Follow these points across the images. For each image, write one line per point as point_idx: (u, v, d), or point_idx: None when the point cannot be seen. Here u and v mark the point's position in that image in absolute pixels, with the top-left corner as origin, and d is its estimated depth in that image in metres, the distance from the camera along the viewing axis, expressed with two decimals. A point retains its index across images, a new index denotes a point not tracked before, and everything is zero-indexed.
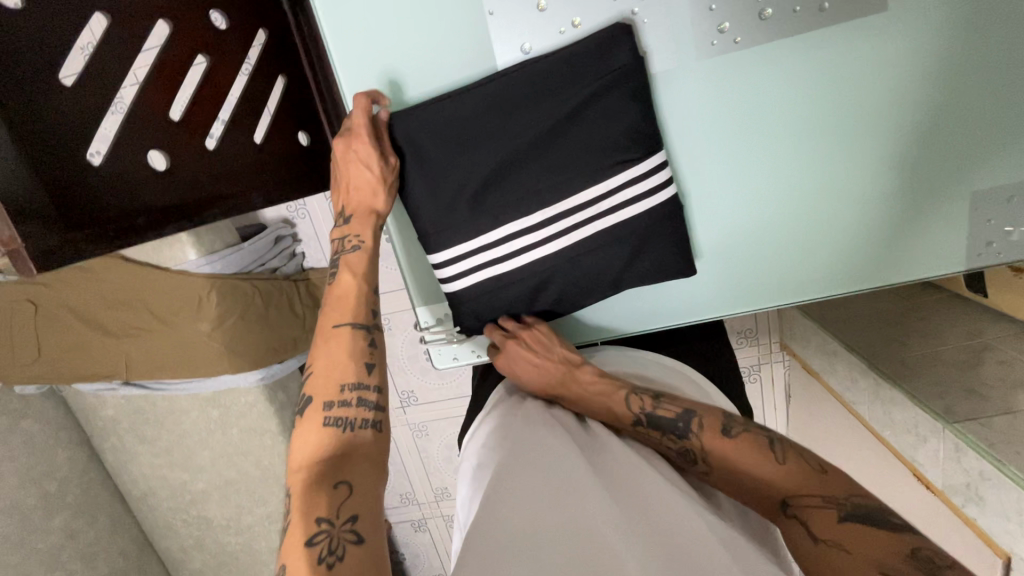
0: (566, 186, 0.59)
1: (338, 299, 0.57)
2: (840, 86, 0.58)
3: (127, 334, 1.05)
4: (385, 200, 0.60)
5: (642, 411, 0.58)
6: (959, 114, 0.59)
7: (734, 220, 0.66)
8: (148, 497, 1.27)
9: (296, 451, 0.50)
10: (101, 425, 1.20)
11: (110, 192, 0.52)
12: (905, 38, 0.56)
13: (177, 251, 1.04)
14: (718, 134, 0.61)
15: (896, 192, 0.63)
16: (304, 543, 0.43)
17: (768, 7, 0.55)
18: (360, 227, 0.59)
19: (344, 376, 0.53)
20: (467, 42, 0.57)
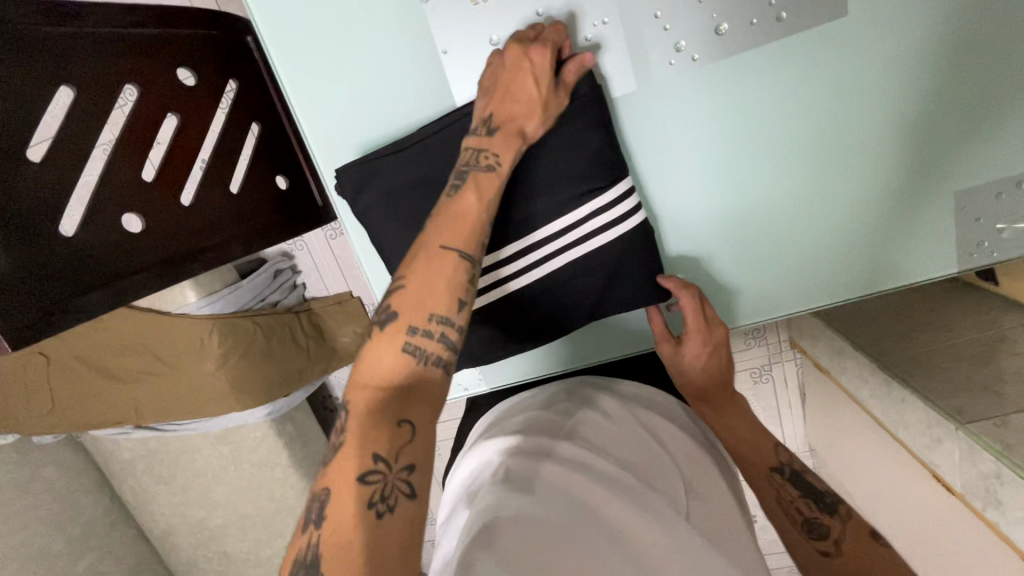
0: (534, 219, 0.58)
1: (454, 219, 0.49)
2: (845, 78, 0.56)
3: (134, 380, 1.06)
4: (536, 126, 0.52)
5: (787, 465, 0.64)
6: (936, 114, 0.57)
7: (738, 224, 0.64)
8: (169, 535, 1.30)
9: (369, 365, 0.45)
10: (119, 467, 1.22)
11: (84, 261, 0.54)
12: (870, 42, 0.54)
13: (177, 294, 1.06)
14: (718, 135, 0.59)
15: (876, 198, 0.61)
16: (357, 475, 0.40)
17: (724, 22, 0.54)
18: (502, 147, 0.51)
19: (434, 305, 0.46)
20: (426, 81, 0.57)
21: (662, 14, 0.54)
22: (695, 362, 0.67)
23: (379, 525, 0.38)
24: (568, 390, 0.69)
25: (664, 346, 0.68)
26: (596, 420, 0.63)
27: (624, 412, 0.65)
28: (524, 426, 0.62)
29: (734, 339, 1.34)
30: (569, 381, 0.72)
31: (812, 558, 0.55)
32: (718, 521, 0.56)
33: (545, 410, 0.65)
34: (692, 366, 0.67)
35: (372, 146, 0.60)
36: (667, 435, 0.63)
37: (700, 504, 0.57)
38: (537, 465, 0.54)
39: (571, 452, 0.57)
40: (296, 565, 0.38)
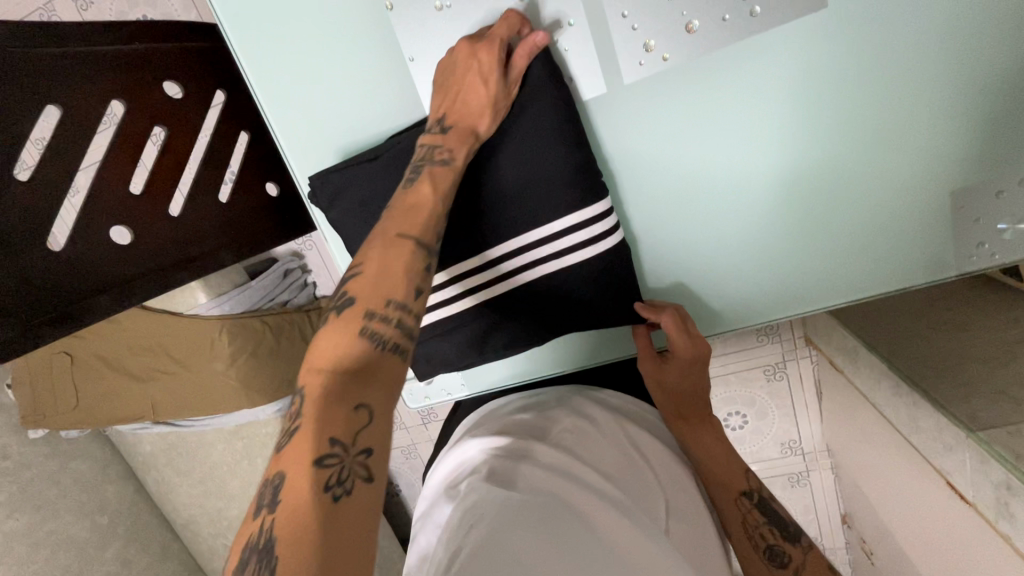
0: (505, 229, 0.59)
1: (410, 210, 0.50)
2: (896, 49, 0.51)
3: (150, 378, 1.11)
4: (489, 121, 0.53)
5: (756, 489, 0.63)
6: (934, 111, 0.53)
7: (767, 208, 0.61)
8: (191, 524, 1.36)
9: (322, 347, 0.43)
10: (142, 460, 1.28)
11: (72, 274, 0.56)
12: (856, 34, 0.51)
13: (188, 296, 1.10)
14: (749, 114, 0.56)
15: (868, 201, 0.59)
16: (313, 459, 0.38)
17: (695, 18, 0.51)
18: (455, 142, 0.52)
19: (391, 290, 0.46)
20: (396, 90, 0.58)
21: (629, 13, 0.52)
22: (679, 383, 0.66)
23: (334, 508, 0.37)
24: (555, 396, 0.69)
25: (647, 365, 0.67)
26: (580, 425, 0.62)
27: (609, 421, 0.64)
28: (504, 429, 0.62)
29: (746, 336, 1.29)
30: (553, 389, 0.71)
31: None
32: (693, 539, 0.55)
33: (529, 415, 0.65)
34: (676, 385, 0.66)
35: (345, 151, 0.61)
36: (650, 449, 0.63)
37: (681, 523, 0.56)
38: (517, 466, 0.54)
39: (548, 455, 0.56)
40: (247, 554, 0.37)
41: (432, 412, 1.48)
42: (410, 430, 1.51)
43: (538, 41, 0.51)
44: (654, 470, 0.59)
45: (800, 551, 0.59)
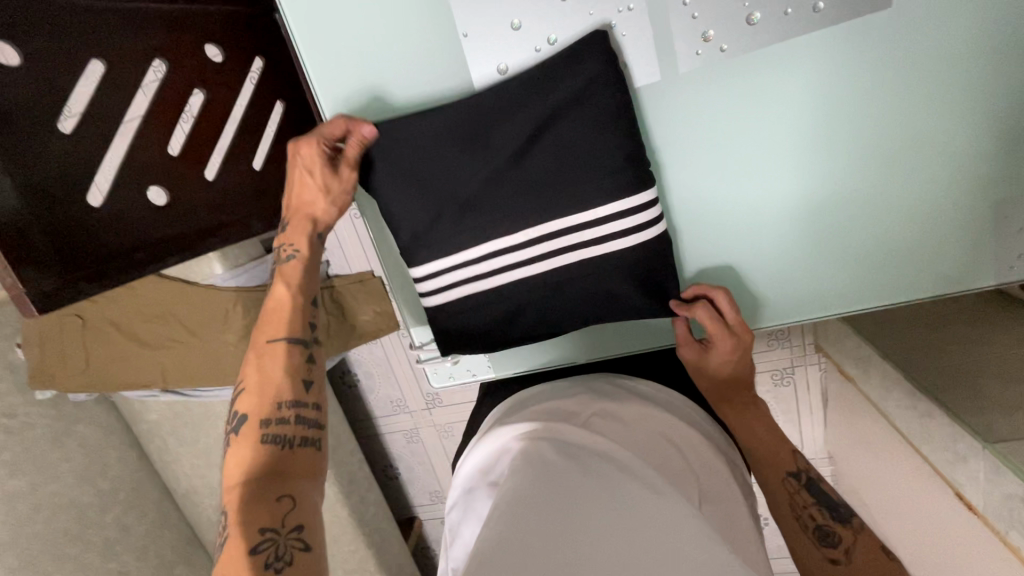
0: (546, 213, 0.59)
1: (274, 315, 0.61)
2: (940, 62, 0.55)
3: (162, 345, 1.12)
4: (323, 208, 0.63)
5: (805, 471, 0.63)
6: (963, 125, 0.57)
7: (804, 209, 0.64)
8: (191, 495, 1.36)
9: (230, 466, 0.53)
10: (147, 428, 1.28)
11: (112, 231, 0.56)
12: (904, 40, 0.54)
13: (204, 266, 1.10)
14: (793, 118, 0.59)
15: (892, 207, 0.62)
16: (247, 549, 0.48)
17: (757, 9, 0.54)
18: (296, 236, 0.64)
19: (281, 395, 0.57)
20: (447, 63, 0.60)
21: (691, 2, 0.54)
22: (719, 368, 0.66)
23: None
24: (578, 383, 0.70)
25: (687, 352, 0.69)
26: (616, 410, 0.64)
27: (638, 409, 0.64)
28: (541, 416, 0.62)
29: (756, 339, 1.30)
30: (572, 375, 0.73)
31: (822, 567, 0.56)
32: (728, 523, 0.55)
33: (563, 399, 0.66)
34: (712, 372, 0.67)
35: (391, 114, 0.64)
36: (686, 439, 0.62)
37: (715, 508, 0.55)
38: (555, 452, 0.57)
39: (583, 442, 0.58)
40: None
41: (437, 397, 1.48)
42: (414, 413, 1.52)
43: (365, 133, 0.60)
44: (686, 457, 0.59)
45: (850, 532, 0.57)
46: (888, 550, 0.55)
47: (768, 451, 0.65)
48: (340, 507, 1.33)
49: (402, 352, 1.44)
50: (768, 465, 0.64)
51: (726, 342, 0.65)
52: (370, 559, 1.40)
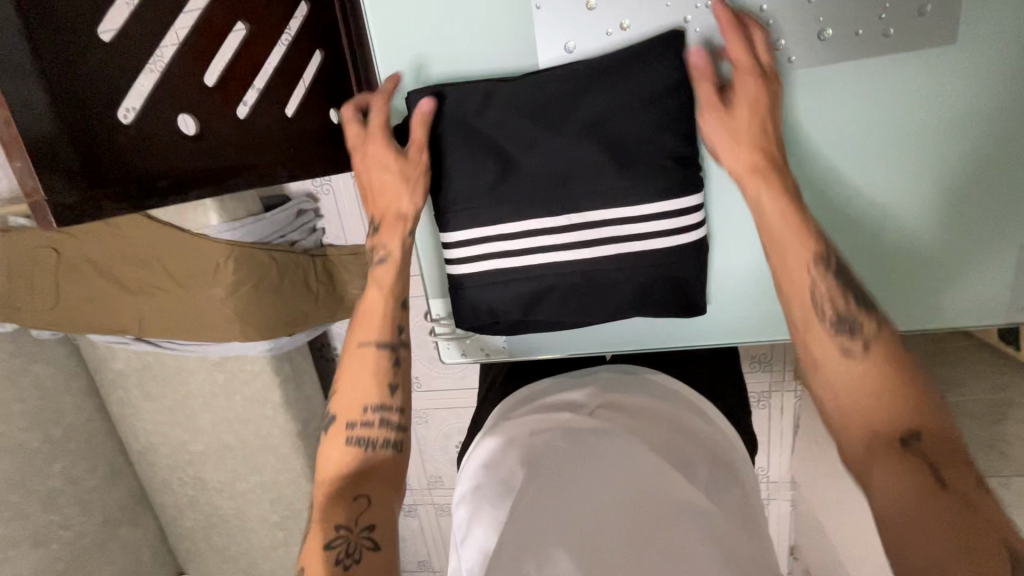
0: (591, 198, 0.59)
1: (364, 320, 0.63)
2: (968, 104, 0.61)
3: (144, 292, 1.06)
4: (406, 198, 0.62)
5: (834, 257, 0.56)
6: (978, 165, 0.64)
7: (835, 226, 0.68)
8: (148, 453, 1.29)
9: (324, 465, 0.59)
10: (110, 377, 1.21)
11: (139, 153, 0.54)
12: (942, 79, 0.61)
13: (199, 214, 1.05)
14: (837, 134, 0.64)
15: (912, 234, 0.67)
16: (323, 544, 0.53)
17: (828, 27, 0.60)
18: (389, 235, 0.64)
19: (367, 400, 0.61)
20: (513, 32, 0.61)
21: (767, 10, 0.60)
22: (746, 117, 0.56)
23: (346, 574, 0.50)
24: (592, 375, 0.70)
25: (710, 115, 0.57)
26: (626, 399, 0.64)
27: (653, 403, 0.64)
28: (541, 411, 0.63)
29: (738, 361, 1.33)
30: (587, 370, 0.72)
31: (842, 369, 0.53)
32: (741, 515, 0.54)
33: (570, 390, 0.67)
34: (738, 113, 0.56)
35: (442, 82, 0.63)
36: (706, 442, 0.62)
37: (727, 490, 0.56)
38: (564, 441, 0.58)
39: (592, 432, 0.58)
40: None
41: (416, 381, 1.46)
42: None
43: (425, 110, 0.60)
44: (700, 449, 0.59)
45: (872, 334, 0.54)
46: (902, 339, 0.54)
47: (793, 246, 0.56)
48: (305, 482, 1.28)
49: None
50: (795, 264, 0.56)
51: (756, 94, 0.56)
52: None
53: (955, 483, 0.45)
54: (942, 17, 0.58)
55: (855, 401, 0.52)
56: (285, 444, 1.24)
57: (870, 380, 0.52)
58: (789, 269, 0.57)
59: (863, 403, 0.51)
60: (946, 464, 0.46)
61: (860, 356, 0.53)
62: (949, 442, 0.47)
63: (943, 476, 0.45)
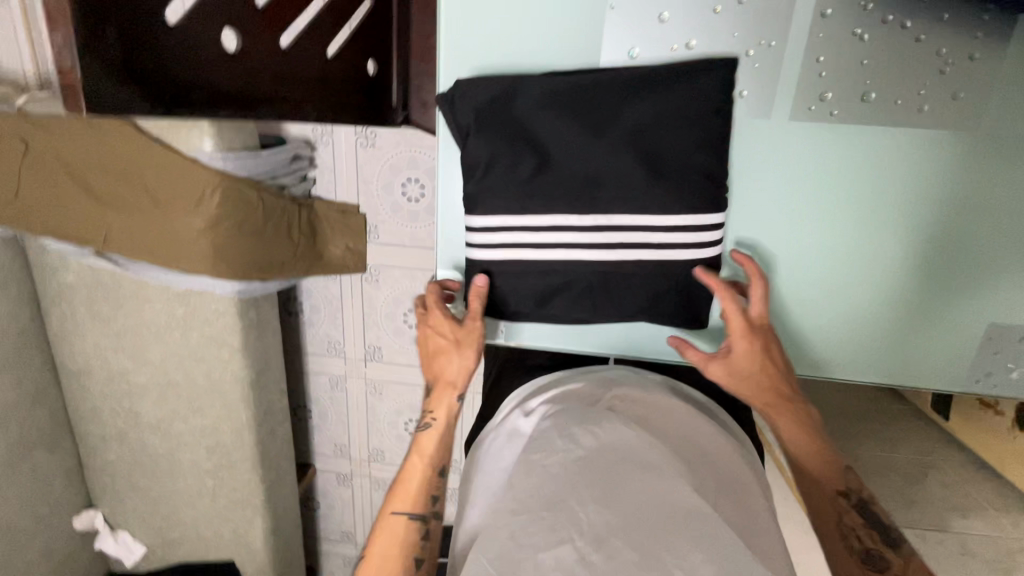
0: (621, 202, 0.61)
1: (403, 489, 0.74)
2: (979, 187, 0.64)
3: (113, 204, 1.00)
4: (456, 364, 0.72)
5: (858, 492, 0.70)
6: (980, 244, 0.66)
7: (831, 283, 0.70)
8: (84, 376, 1.21)
9: None
10: (57, 289, 1.13)
11: (180, 57, 0.50)
12: (963, 159, 0.63)
13: (194, 136, 1.00)
14: (856, 195, 0.66)
15: (915, 299, 0.69)
16: None
17: (873, 91, 0.61)
18: (439, 403, 0.74)
19: (392, 570, 0.69)
20: (582, 23, 0.61)
21: (823, 60, 0.60)
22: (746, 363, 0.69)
23: None
24: (610, 377, 0.83)
25: (712, 368, 0.69)
26: (630, 393, 0.79)
27: (654, 409, 0.77)
28: (561, 400, 0.78)
29: None
30: (605, 374, 0.84)
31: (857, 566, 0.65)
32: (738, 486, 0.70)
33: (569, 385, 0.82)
34: (739, 364, 0.68)
35: (501, 64, 0.64)
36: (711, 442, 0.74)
37: (730, 503, 0.67)
38: (570, 429, 0.71)
39: (608, 425, 0.71)
40: None
41: (379, 352, 1.49)
42: (349, 361, 1.51)
43: (484, 281, 0.64)
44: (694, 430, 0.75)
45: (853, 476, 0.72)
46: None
47: (788, 428, 0.71)
48: (247, 434, 1.23)
49: (359, 296, 1.42)
50: (818, 471, 0.71)
51: (750, 327, 0.68)
52: (260, 498, 1.30)
53: None
54: (975, 101, 0.60)
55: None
56: (236, 392, 1.19)
57: (850, 517, 0.68)
58: (820, 483, 0.70)
59: None
60: None
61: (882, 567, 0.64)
62: None
63: None
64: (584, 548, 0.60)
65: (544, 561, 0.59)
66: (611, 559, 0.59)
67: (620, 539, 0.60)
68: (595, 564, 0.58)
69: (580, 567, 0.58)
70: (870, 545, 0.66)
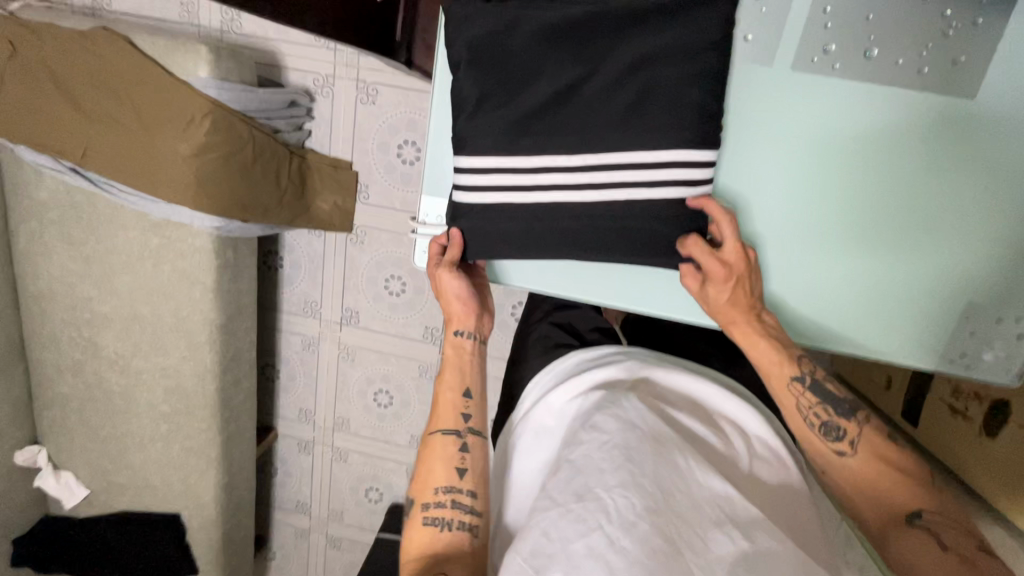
0: (614, 138, 0.61)
1: (434, 412, 0.75)
2: (994, 149, 0.59)
3: (96, 119, 0.97)
4: (457, 312, 0.75)
5: (808, 374, 0.69)
6: (994, 211, 0.61)
7: (826, 245, 0.65)
8: (45, 300, 1.17)
9: (410, 544, 0.68)
10: (28, 205, 1.10)
11: None
12: (975, 117, 0.59)
13: (190, 60, 0.98)
14: (856, 153, 0.62)
15: (919, 269, 0.64)
16: None
17: (875, 48, 0.58)
18: (450, 347, 0.78)
19: (437, 481, 0.70)
20: None
21: (829, 12, 0.58)
22: (721, 298, 0.65)
23: None
24: (633, 362, 0.76)
25: (688, 281, 0.66)
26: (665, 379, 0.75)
27: (690, 402, 0.74)
28: (584, 392, 0.74)
29: None
30: (633, 363, 0.76)
31: (828, 455, 0.68)
32: (786, 508, 0.65)
33: (600, 370, 0.76)
34: (717, 295, 0.65)
35: None
36: (751, 429, 0.73)
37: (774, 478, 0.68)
38: (595, 419, 0.66)
39: (635, 414, 0.65)
40: None
41: (355, 316, 1.45)
42: (324, 323, 1.47)
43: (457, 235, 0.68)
44: (740, 444, 0.70)
45: (805, 354, 0.69)
46: (884, 435, 0.67)
47: (764, 348, 0.66)
48: (210, 381, 1.19)
49: (342, 257, 1.39)
50: (776, 374, 0.67)
51: (727, 269, 0.63)
52: (215, 449, 1.25)
53: (958, 548, 0.59)
54: (977, 70, 0.57)
55: (860, 478, 0.66)
56: (203, 333, 1.15)
57: (806, 397, 0.68)
58: (779, 378, 0.67)
59: (870, 483, 0.66)
60: (948, 530, 0.60)
61: (852, 457, 0.67)
62: (946, 519, 0.61)
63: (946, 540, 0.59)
64: (614, 532, 0.56)
65: (578, 553, 0.55)
66: (643, 544, 0.55)
67: (652, 525, 0.56)
68: (628, 550, 0.54)
69: (611, 553, 0.55)
70: (825, 419, 0.68)
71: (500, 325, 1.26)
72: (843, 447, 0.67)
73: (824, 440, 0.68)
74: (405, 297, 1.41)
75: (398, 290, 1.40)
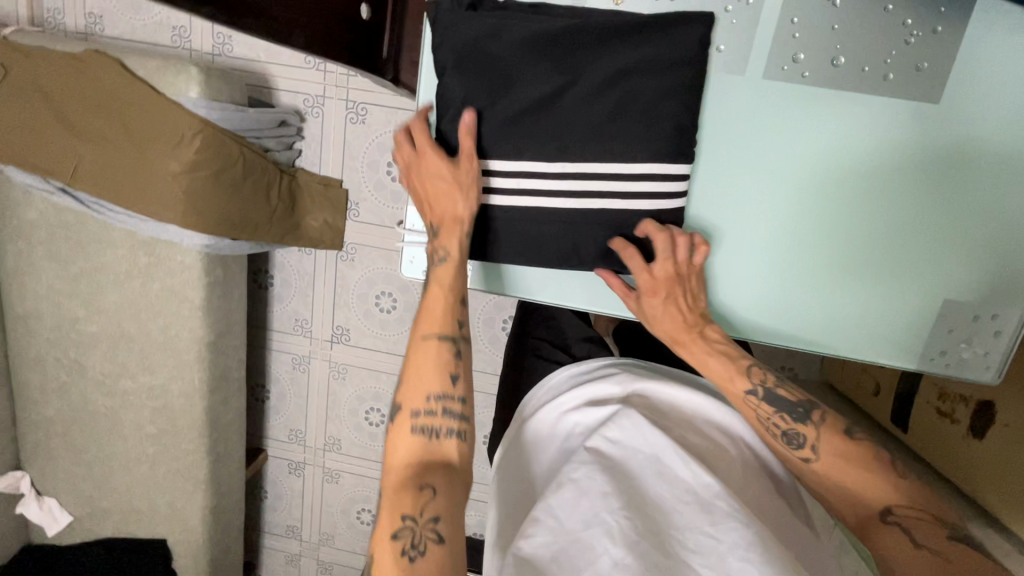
0: (595, 147, 0.62)
1: (427, 313, 0.67)
2: (959, 150, 0.62)
3: (86, 137, 0.98)
4: (460, 201, 0.64)
5: (761, 384, 0.68)
6: (964, 210, 0.63)
7: (808, 248, 0.67)
8: (31, 320, 1.16)
9: (392, 452, 0.65)
10: (17, 225, 1.10)
11: None
12: (940, 120, 0.61)
13: (181, 81, 0.99)
14: (831, 157, 0.64)
15: (897, 268, 0.66)
16: (392, 536, 0.58)
17: (842, 55, 0.61)
18: (447, 237, 0.66)
19: (429, 389, 0.65)
20: None
21: (797, 22, 0.60)
22: (659, 314, 0.68)
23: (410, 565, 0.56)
24: (619, 378, 0.76)
25: (628, 302, 0.70)
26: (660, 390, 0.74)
27: (688, 411, 0.72)
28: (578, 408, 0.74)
29: None
30: (627, 377, 0.76)
31: (792, 462, 0.67)
32: (783, 519, 0.65)
33: (596, 385, 0.76)
34: (657, 313, 0.68)
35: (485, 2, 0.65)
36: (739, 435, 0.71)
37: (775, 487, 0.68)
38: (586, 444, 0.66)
39: (620, 438, 0.65)
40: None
41: (345, 333, 1.45)
42: (315, 341, 1.46)
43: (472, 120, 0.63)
44: (737, 455, 0.69)
45: (754, 365, 0.69)
46: (844, 431, 0.66)
47: (714, 362, 0.68)
48: (198, 399, 1.17)
49: (332, 274, 1.39)
50: (724, 377, 0.68)
51: (656, 285, 0.66)
52: (203, 470, 1.22)
53: (931, 545, 0.58)
54: (938, 76, 0.60)
55: (829, 480, 0.65)
56: (192, 351, 1.14)
57: (761, 409, 0.67)
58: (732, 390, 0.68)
59: (840, 483, 0.65)
60: (919, 526, 0.60)
61: (814, 462, 0.65)
62: (917, 511, 0.61)
63: (917, 535, 0.59)
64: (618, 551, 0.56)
65: None
66: (644, 559, 0.55)
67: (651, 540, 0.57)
68: (630, 566, 0.55)
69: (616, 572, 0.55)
70: (785, 428, 0.66)
71: (492, 340, 1.26)
72: (806, 453, 0.66)
73: (787, 449, 0.67)
74: (397, 313, 1.41)
75: (389, 306, 1.40)
